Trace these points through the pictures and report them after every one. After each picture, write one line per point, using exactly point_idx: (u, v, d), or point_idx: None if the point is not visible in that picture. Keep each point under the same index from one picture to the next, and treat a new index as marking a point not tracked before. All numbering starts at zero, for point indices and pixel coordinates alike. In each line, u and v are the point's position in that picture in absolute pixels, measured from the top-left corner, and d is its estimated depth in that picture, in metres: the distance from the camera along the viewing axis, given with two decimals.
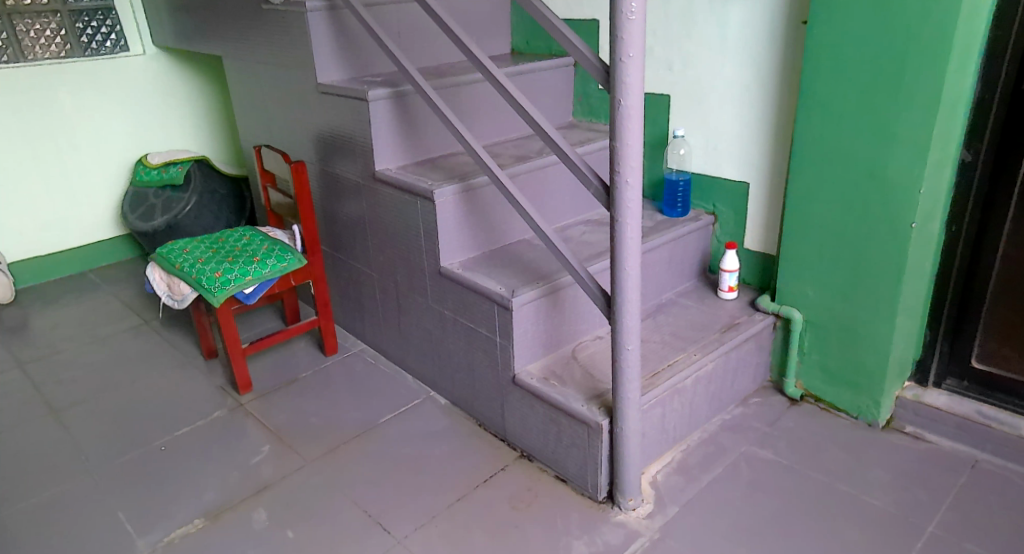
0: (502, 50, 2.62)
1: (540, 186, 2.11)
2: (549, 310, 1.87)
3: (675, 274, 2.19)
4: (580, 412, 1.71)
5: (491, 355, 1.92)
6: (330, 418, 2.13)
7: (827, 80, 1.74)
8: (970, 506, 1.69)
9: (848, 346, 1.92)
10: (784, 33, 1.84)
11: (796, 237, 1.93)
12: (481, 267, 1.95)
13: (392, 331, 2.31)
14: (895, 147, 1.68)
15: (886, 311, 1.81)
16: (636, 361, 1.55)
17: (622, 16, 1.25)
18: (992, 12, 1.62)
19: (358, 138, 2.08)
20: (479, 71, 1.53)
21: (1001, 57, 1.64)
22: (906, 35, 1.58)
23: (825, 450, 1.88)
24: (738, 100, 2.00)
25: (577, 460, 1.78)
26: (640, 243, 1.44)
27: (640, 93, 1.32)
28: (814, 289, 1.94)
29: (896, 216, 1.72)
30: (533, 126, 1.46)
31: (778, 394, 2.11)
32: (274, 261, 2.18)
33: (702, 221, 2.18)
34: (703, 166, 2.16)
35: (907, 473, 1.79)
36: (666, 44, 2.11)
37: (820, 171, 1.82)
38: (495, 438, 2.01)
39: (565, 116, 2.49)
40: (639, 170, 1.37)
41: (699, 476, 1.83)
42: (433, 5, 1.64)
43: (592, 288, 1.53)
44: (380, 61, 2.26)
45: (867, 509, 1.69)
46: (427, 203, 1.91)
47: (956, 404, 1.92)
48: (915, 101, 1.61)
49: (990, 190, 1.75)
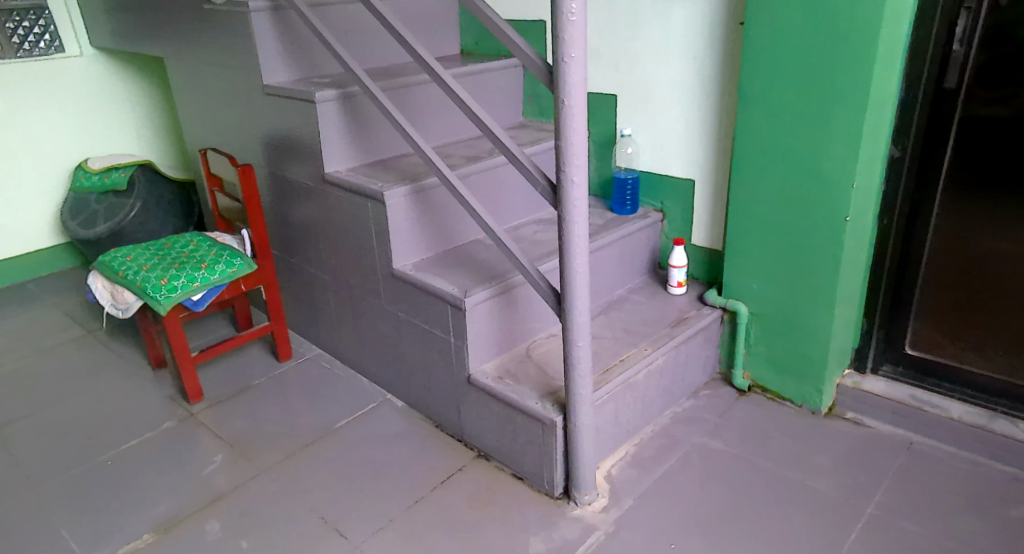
0: (451, 52, 2.62)
1: (491, 188, 2.13)
2: (502, 310, 1.89)
3: (627, 271, 2.23)
4: (534, 410, 1.74)
5: (447, 357, 1.92)
6: (285, 424, 2.09)
7: (764, 81, 1.81)
8: (906, 485, 1.78)
9: (791, 337, 2.00)
10: (723, 35, 1.91)
11: (739, 232, 2.00)
12: (435, 268, 1.95)
13: (347, 335, 2.29)
14: (828, 144, 1.75)
15: (825, 301, 1.89)
16: (587, 357, 1.58)
17: (563, 17, 1.28)
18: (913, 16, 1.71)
19: (307, 140, 2.06)
20: (428, 74, 1.55)
21: (921, 58, 1.73)
22: (836, 37, 1.66)
23: (771, 438, 1.95)
24: (682, 100, 2.06)
25: (533, 457, 1.80)
26: (588, 242, 1.47)
27: (583, 93, 1.35)
28: (759, 283, 2.01)
29: (832, 210, 1.80)
30: (481, 127, 1.49)
31: (726, 386, 2.18)
32: (223, 266, 2.13)
33: (650, 218, 2.22)
34: (650, 164, 2.21)
35: (849, 458, 1.87)
36: (611, 45, 2.16)
37: (760, 169, 1.89)
38: (453, 438, 2.01)
39: (516, 117, 2.51)
40: (584, 169, 1.40)
41: (653, 468, 1.88)
42: (380, 7, 1.65)
43: (542, 286, 1.57)
44: (328, 62, 2.24)
45: (813, 494, 1.76)
46: (378, 206, 1.90)
47: (892, 390, 2.03)
48: (847, 100, 1.69)
49: (918, 183, 1.85)
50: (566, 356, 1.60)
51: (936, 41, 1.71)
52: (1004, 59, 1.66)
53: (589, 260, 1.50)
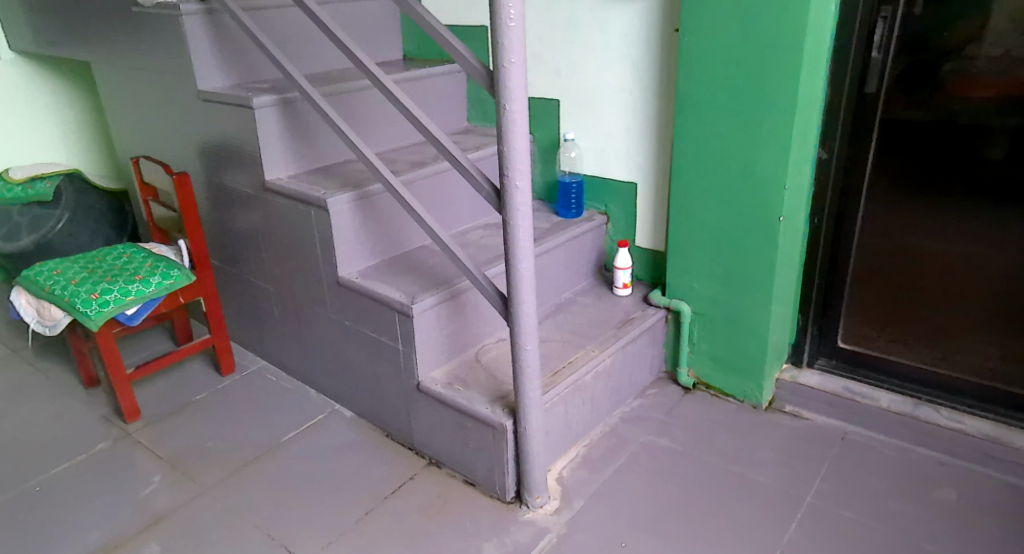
0: (394, 57, 2.60)
1: (436, 194, 2.11)
2: (451, 316, 1.88)
3: (574, 273, 2.25)
4: (484, 415, 1.73)
5: (395, 364, 1.90)
6: (228, 440, 2.03)
7: (698, 87, 1.86)
8: (842, 474, 1.85)
9: (732, 335, 2.05)
10: (659, 41, 1.95)
11: (680, 234, 2.05)
12: (382, 275, 1.93)
13: (292, 346, 2.23)
14: (761, 147, 1.81)
15: (762, 299, 1.95)
16: (535, 360, 1.59)
17: (502, 23, 1.29)
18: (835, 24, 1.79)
19: (245, 147, 2.00)
20: (369, 79, 1.54)
21: (844, 64, 1.81)
22: (765, 44, 1.72)
23: (716, 434, 2.00)
24: (622, 105, 2.09)
25: (484, 462, 1.80)
26: (533, 246, 1.48)
27: (524, 98, 1.36)
28: (700, 283, 2.06)
29: (766, 210, 1.86)
30: (424, 133, 1.48)
31: (672, 384, 2.22)
32: (159, 279, 2.05)
33: (595, 221, 2.25)
34: (594, 168, 2.24)
35: (789, 449, 1.94)
36: (553, 50, 2.18)
37: (697, 172, 1.95)
38: (403, 447, 1.99)
39: (460, 122, 2.50)
40: (527, 174, 1.41)
41: (603, 468, 1.90)
42: (318, 12, 1.63)
43: (489, 291, 1.57)
44: (266, 67, 2.19)
45: (756, 486, 1.82)
46: (322, 213, 1.87)
47: (827, 382, 2.09)
48: (777, 104, 1.75)
49: (845, 184, 1.93)
50: (514, 360, 1.61)
51: (857, 49, 1.78)
52: (922, 66, 1.75)
53: (534, 264, 1.51)
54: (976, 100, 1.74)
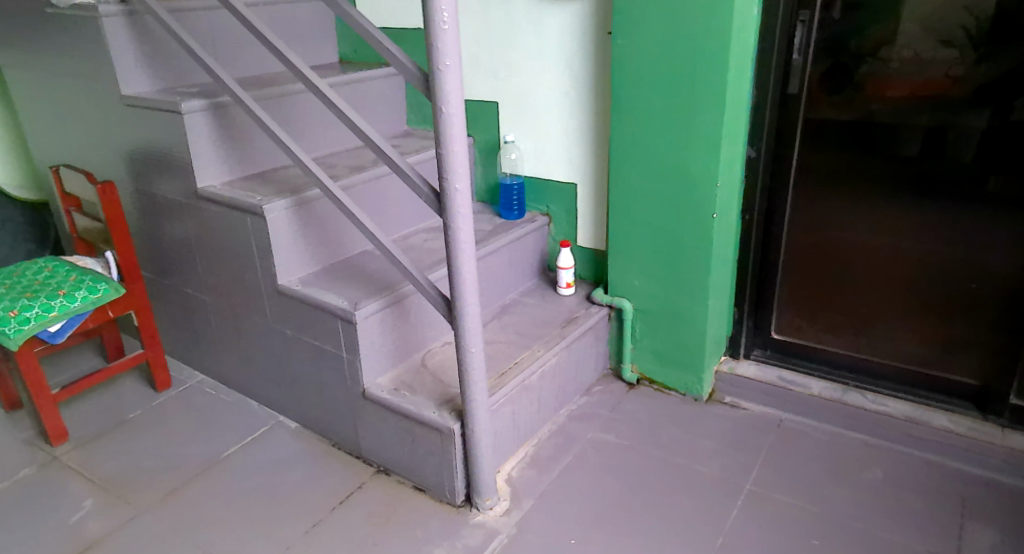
0: (329, 59, 2.56)
1: (377, 198, 2.09)
2: (395, 321, 1.86)
3: (518, 274, 2.26)
4: (431, 419, 1.72)
5: (339, 372, 1.86)
6: (164, 458, 1.95)
7: (631, 88, 1.90)
8: (780, 460, 1.92)
9: (672, 330, 2.10)
10: (592, 44, 1.98)
11: (619, 233, 2.09)
12: (323, 282, 1.89)
13: (231, 358, 2.16)
14: (693, 146, 1.86)
15: (699, 294, 2.00)
16: (480, 362, 1.59)
17: (436, 25, 1.28)
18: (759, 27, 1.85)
19: (174, 153, 1.93)
20: (301, 82, 1.50)
21: (769, 65, 1.87)
22: (693, 46, 1.77)
23: (660, 428, 2.05)
24: (559, 107, 2.12)
25: (433, 467, 1.78)
26: (475, 249, 1.48)
27: (460, 100, 1.35)
28: (640, 280, 2.10)
29: (700, 208, 1.91)
30: (361, 137, 1.46)
31: (617, 380, 2.26)
32: (85, 293, 1.95)
33: (537, 222, 2.26)
34: (534, 169, 2.25)
35: (729, 439, 2.00)
36: (489, 53, 2.19)
37: (633, 171, 1.98)
38: (351, 456, 1.96)
39: (400, 125, 2.48)
40: (466, 176, 1.41)
41: (552, 467, 1.91)
42: (245, 13, 1.58)
43: (433, 294, 1.56)
44: (195, 71, 2.12)
45: (699, 477, 1.87)
46: (258, 220, 1.82)
47: (762, 372, 2.16)
48: (706, 105, 1.80)
49: (772, 180, 2.00)
50: (459, 362, 1.60)
51: (779, 51, 1.86)
52: (841, 67, 1.82)
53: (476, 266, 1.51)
54: (891, 99, 1.81)
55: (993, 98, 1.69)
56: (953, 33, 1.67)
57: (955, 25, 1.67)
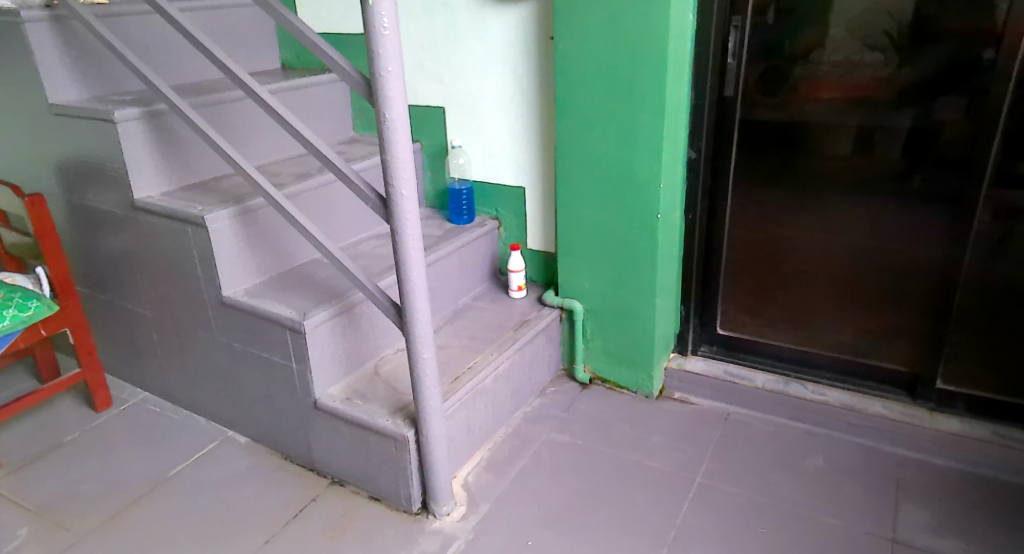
0: (271, 66, 2.51)
1: (323, 205, 2.06)
2: (346, 329, 1.83)
3: (470, 279, 2.26)
4: (385, 427, 1.70)
5: (289, 384, 1.83)
6: (106, 480, 1.88)
7: (573, 92, 1.93)
8: (728, 452, 1.97)
9: (621, 329, 2.13)
10: (535, 48, 2.00)
11: (568, 235, 2.11)
12: (270, 292, 1.85)
13: (176, 373, 2.10)
14: (635, 148, 1.90)
15: (647, 293, 2.04)
16: (433, 368, 1.58)
17: (376, 31, 1.27)
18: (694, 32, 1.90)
19: (108, 164, 1.86)
20: (241, 89, 1.47)
21: (704, 69, 1.94)
22: (632, 51, 1.81)
23: (613, 426, 2.07)
24: (505, 111, 2.13)
25: (388, 476, 1.77)
26: (423, 254, 1.47)
27: (404, 106, 1.35)
28: (589, 280, 2.13)
29: (644, 209, 1.95)
30: (305, 144, 1.44)
31: (570, 381, 2.28)
32: (15, 311, 1.85)
33: (487, 226, 2.27)
34: (482, 174, 2.25)
35: (680, 434, 2.04)
36: (433, 58, 2.18)
37: (579, 174, 2.01)
38: (304, 468, 1.92)
39: (346, 131, 2.45)
40: (413, 182, 1.41)
41: (508, 470, 1.92)
42: (178, 18, 1.54)
43: (383, 301, 1.55)
44: (128, 78, 2.05)
45: (651, 472, 1.90)
46: (199, 230, 1.77)
47: (709, 367, 2.22)
48: (647, 108, 1.84)
49: (713, 180, 2.06)
50: (411, 369, 1.59)
51: (715, 55, 1.91)
52: (776, 70, 1.88)
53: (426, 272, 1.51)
54: (823, 100, 1.85)
55: (918, 99, 1.75)
56: (877, 38, 1.73)
57: (878, 29, 1.72)
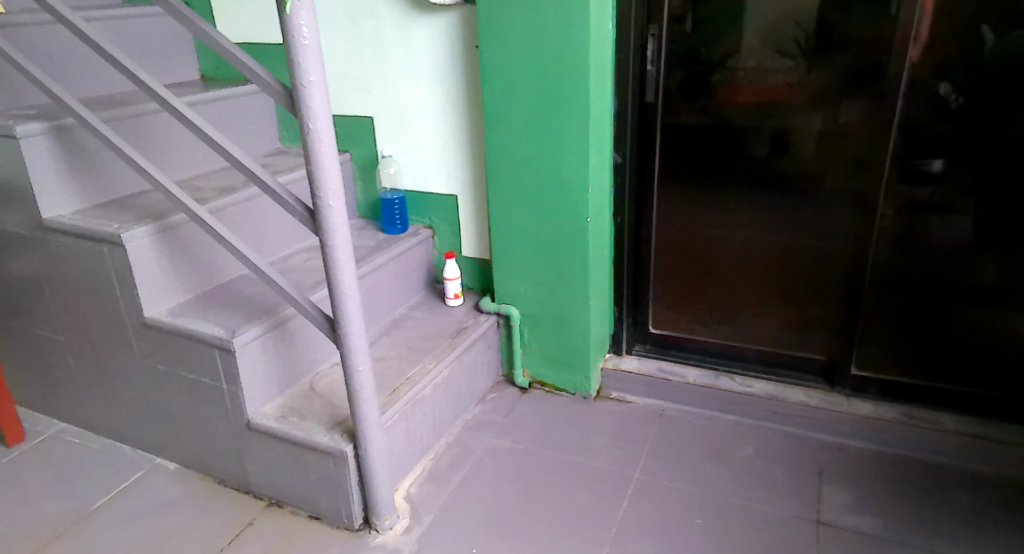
0: (188, 77, 2.43)
1: (250, 219, 2.00)
2: (278, 346, 1.78)
3: (405, 288, 2.24)
4: (323, 444, 1.67)
5: (220, 405, 1.77)
6: (21, 520, 1.77)
7: (499, 100, 1.95)
8: (664, 447, 2.02)
9: (556, 332, 2.16)
10: (460, 57, 2.01)
11: (501, 241, 2.12)
12: (196, 311, 1.79)
13: (96, 401, 2.00)
14: (562, 154, 1.93)
15: (580, 296, 2.07)
16: (368, 381, 1.56)
17: (295, 41, 1.25)
18: (614, 40, 1.95)
19: (12, 183, 1.76)
20: (156, 102, 1.42)
21: (625, 76, 1.99)
22: (556, 59, 1.84)
23: (553, 428, 2.10)
24: (433, 119, 2.12)
25: (327, 493, 1.73)
26: (355, 266, 1.45)
27: (328, 116, 1.33)
28: (524, 286, 2.14)
29: (574, 213, 1.98)
30: (227, 157, 1.40)
31: (510, 386, 2.29)
32: None
33: (421, 234, 2.25)
34: (414, 183, 2.24)
35: (618, 433, 2.08)
36: (358, 67, 2.16)
37: (509, 181, 2.03)
38: (238, 492, 1.86)
39: (272, 143, 2.40)
40: (340, 193, 1.39)
41: (450, 479, 1.91)
42: (84, 29, 1.47)
43: (315, 315, 1.52)
44: (31, 92, 1.94)
45: (591, 472, 1.93)
46: (116, 250, 1.69)
47: (644, 366, 2.28)
48: (572, 114, 1.88)
49: (639, 183, 2.12)
50: (347, 383, 1.57)
51: (635, 62, 1.97)
52: (694, 76, 1.95)
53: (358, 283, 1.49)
54: (740, 105, 1.93)
55: (826, 102, 1.85)
56: (787, 45, 1.82)
57: (787, 36, 1.82)
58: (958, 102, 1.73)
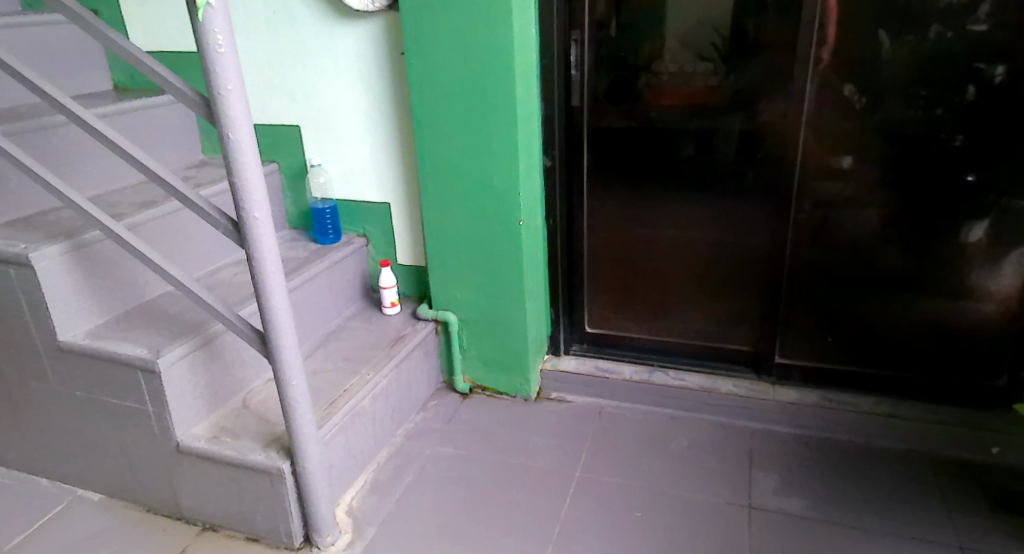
0: (100, 87, 2.32)
1: (172, 234, 1.92)
2: (207, 364, 1.72)
3: (340, 299, 2.20)
4: (257, 462, 1.62)
5: (147, 429, 1.69)
6: None
7: (425, 106, 1.94)
8: (602, 444, 2.06)
9: (493, 336, 2.17)
10: (387, 63, 1.99)
11: (436, 247, 2.12)
12: (117, 332, 1.70)
13: (9, 434, 1.88)
14: (491, 159, 1.94)
15: (516, 299, 2.09)
16: (304, 395, 1.53)
17: (210, 49, 1.21)
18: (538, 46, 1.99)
19: None
20: (64, 116, 1.36)
21: (551, 81, 2.02)
22: (482, 65, 1.85)
23: (494, 432, 2.10)
24: (362, 127, 2.10)
25: (264, 513, 1.68)
26: (284, 278, 1.42)
27: (249, 125, 1.30)
28: (460, 291, 2.14)
29: (506, 217, 1.99)
30: (144, 171, 1.36)
31: (451, 393, 2.28)
32: None
33: (354, 244, 2.22)
34: (345, 192, 2.21)
35: (558, 433, 2.11)
36: (281, 75, 2.11)
37: (441, 187, 2.03)
38: (169, 519, 1.78)
39: (195, 154, 2.32)
40: (265, 203, 1.35)
41: (392, 490, 1.89)
42: None
43: (245, 331, 1.48)
44: None
45: (532, 473, 1.95)
46: (25, 272, 1.59)
47: (581, 365, 2.32)
48: (499, 119, 1.89)
49: (568, 186, 2.16)
50: (281, 398, 1.53)
51: (559, 67, 2.01)
52: (621, 81, 2.00)
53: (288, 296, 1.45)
54: (666, 107, 2.00)
55: (743, 104, 1.93)
56: (706, 49, 1.90)
57: (706, 41, 1.89)
58: (860, 102, 1.84)
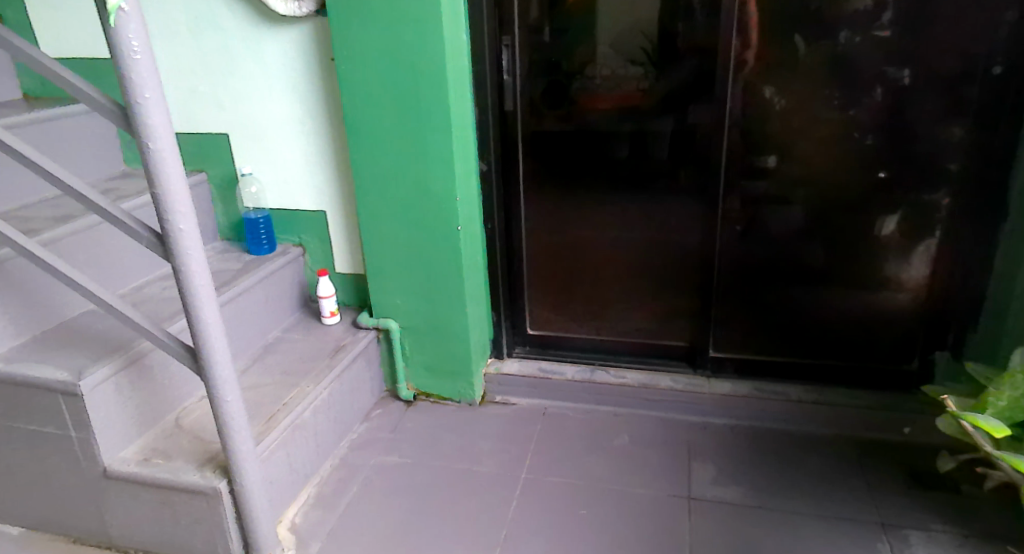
0: (9, 96, 2.19)
1: (92, 250, 1.83)
2: (136, 384, 1.64)
3: (277, 311, 2.14)
4: (192, 483, 1.56)
5: (71, 455, 1.60)
6: None
7: (355, 112, 1.92)
8: (546, 445, 2.08)
9: (435, 342, 2.16)
10: (317, 69, 1.96)
11: (375, 254, 2.09)
12: (34, 354, 1.61)
13: None
14: (427, 164, 1.93)
15: (456, 303, 2.08)
16: (239, 410, 1.48)
17: (125, 55, 1.17)
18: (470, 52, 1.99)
19: None
20: None
21: (484, 87, 2.03)
22: (414, 70, 1.84)
23: (438, 438, 2.09)
24: (293, 134, 2.05)
25: (202, 536, 1.62)
26: (214, 291, 1.38)
27: (170, 134, 1.25)
28: (401, 298, 2.12)
29: (445, 221, 1.98)
30: (58, 184, 1.29)
31: (394, 401, 2.26)
32: None
33: (290, 253, 2.17)
34: (278, 200, 2.15)
35: (502, 436, 2.11)
36: (207, 82, 2.05)
37: (376, 193, 2.00)
38: (99, 549, 1.69)
39: (117, 164, 2.22)
40: (190, 214, 1.31)
41: (337, 503, 1.85)
42: None
43: (174, 347, 1.42)
44: None
45: (478, 477, 1.94)
46: None
47: (524, 367, 2.33)
48: (434, 124, 1.88)
49: (507, 190, 2.17)
50: (215, 415, 1.48)
51: (491, 73, 2.02)
52: (556, 85, 2.03)
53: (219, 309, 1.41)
54: (600, 111, 2.04)
55: (672, 107, 1.98)
56: (636, 53, 1.94)
57: (636, 46, 1.94)
58: (780, 104, 1.92)
